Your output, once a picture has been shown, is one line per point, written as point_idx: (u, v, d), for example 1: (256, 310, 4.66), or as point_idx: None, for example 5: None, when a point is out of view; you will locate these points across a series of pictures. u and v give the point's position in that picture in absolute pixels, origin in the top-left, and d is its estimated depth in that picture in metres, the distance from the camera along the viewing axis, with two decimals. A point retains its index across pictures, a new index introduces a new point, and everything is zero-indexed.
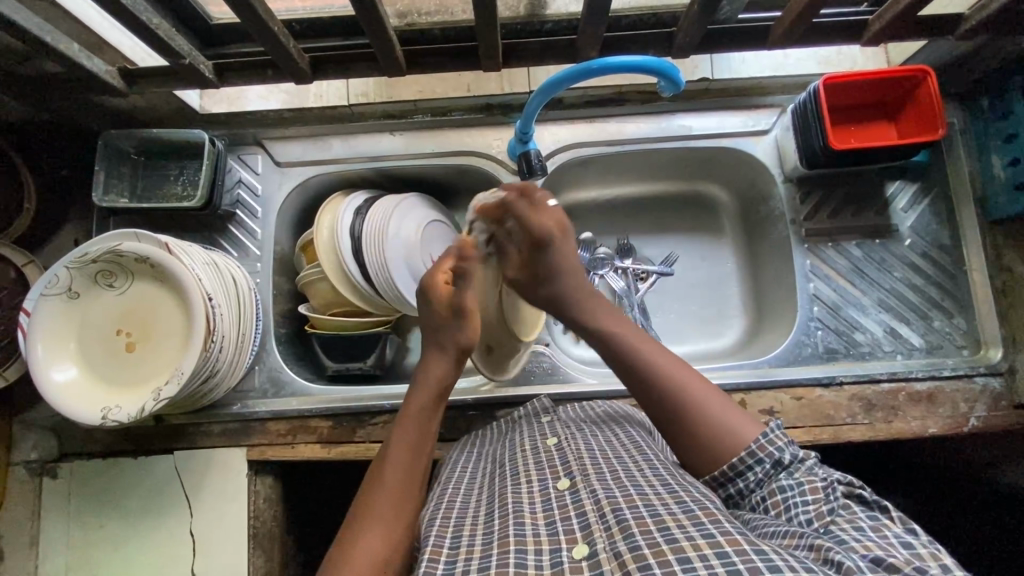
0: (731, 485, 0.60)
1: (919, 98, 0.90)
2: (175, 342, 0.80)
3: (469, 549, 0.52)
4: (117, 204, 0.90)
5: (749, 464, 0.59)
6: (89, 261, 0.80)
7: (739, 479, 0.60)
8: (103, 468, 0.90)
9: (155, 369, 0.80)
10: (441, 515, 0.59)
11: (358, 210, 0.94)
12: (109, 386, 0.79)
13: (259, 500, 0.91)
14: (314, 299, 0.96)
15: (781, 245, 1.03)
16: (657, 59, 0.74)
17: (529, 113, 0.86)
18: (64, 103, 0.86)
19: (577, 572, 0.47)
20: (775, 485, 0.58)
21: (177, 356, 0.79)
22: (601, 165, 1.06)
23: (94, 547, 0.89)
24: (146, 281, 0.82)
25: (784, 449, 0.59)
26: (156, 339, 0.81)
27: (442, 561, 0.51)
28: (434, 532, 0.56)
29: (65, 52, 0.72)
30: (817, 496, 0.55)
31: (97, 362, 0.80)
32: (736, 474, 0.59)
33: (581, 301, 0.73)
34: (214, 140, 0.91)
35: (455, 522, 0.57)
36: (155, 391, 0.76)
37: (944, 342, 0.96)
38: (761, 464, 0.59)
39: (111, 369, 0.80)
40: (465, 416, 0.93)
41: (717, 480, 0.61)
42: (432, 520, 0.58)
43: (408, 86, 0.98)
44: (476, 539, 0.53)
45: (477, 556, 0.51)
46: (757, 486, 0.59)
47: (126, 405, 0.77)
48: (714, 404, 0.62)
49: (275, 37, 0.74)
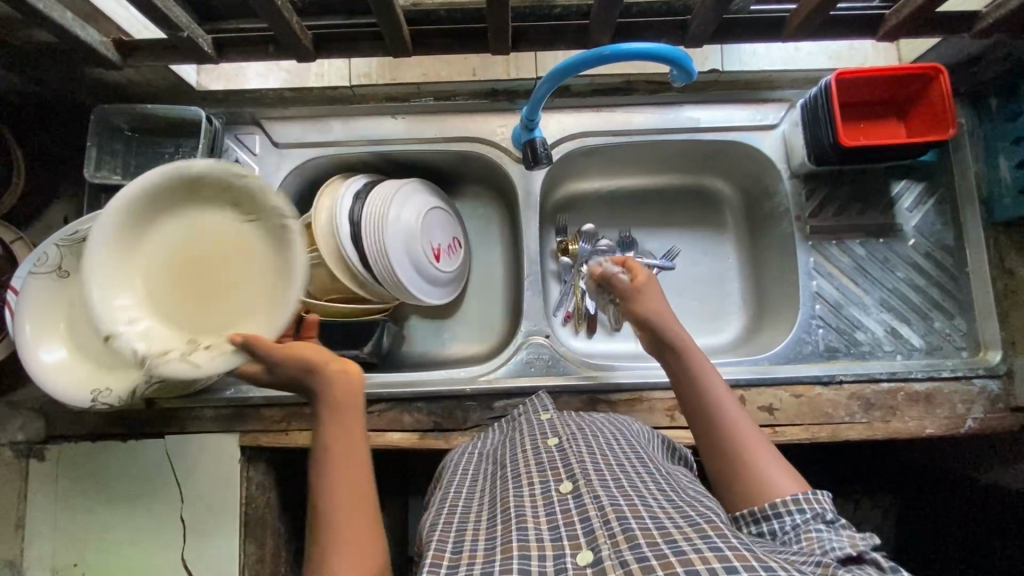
0: (765, 524, 0.59)
1: (931, 96, 0.89)
2: None
3: (470, 555, 0.51)
4: (110, 181, 0.89)
5: (789, 509, 0.58)
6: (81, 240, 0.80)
7: (775, 520, 0.58)
8: (93, 451, 0.89)
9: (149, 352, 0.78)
10: (442, 520, 0.58)
11: (358, 194, 0.93)
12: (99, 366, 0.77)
13: (252, 486, 0.89)
14: (313, 285, 0.94)
15: (784, 241, 1.02)
16: (670, 46, 0.72)
17: (537, 98, 0.83)
18: (57, 75, 0.84)
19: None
20: (811, 529, 0.56)
21: None
22: (606, 155, 1.04)
23: (82, 531, 0.87)
24: None
25: (829, 507, 0.57)
26: None
27: (443, 566, 0.50)
28: (435, 538, 0.54)
29: (58, 21, 0.69)
30: (855, 540, 0.53)
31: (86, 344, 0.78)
32: (771, 514, 0.59)
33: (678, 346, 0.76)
34: (212, 118, 0.90)
35: (456, 528, 0.56)
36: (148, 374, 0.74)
37: (944, 344, 0.96)
38: (802, 513, 0.58)
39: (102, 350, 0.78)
40: (463, 406, 0.91)
41: (753, 515, 0.60)
42: (433, 527, 0.57)
43: (414, 68, 0.98)
44: (478, 544, 0.52)
45: (479, 561, 0.50)
46: (790, 533, 0.57)
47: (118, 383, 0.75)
48: (770, 461, 0.64)
49: (279, 12, 0.72)
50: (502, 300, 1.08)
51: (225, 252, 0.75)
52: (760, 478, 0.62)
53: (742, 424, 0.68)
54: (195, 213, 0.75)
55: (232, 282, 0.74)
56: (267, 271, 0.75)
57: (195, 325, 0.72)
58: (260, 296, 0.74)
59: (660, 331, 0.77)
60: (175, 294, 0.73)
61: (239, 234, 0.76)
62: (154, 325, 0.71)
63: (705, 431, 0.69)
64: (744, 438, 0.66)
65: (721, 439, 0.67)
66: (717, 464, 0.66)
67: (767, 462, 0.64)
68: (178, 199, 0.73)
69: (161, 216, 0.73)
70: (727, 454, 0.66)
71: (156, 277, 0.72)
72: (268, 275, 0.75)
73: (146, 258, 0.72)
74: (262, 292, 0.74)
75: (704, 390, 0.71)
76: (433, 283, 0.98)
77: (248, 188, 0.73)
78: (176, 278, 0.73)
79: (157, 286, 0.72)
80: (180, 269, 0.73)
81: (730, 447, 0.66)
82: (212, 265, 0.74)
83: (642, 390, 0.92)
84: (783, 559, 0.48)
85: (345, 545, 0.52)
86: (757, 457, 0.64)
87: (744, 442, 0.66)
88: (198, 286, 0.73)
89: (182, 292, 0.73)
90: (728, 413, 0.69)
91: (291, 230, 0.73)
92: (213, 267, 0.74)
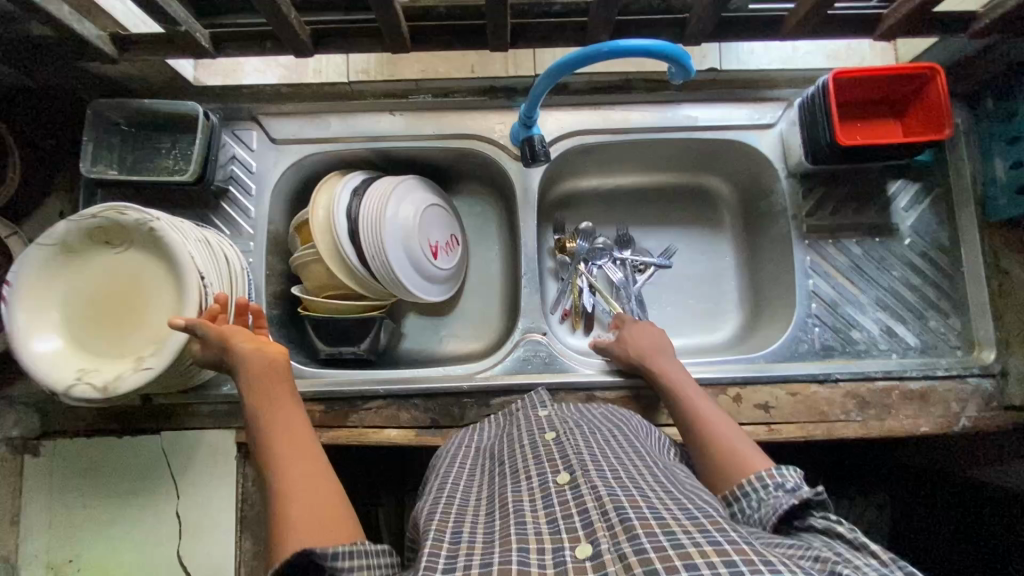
0: (736, 504, 0.64)
1: (928, 96, 0.89)
2: (148, 321, 0.77)
3: (470, 547, 0.51)
4: (105, 176, 0.88)
5: (753, 486, 0.63)
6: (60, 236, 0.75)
7: (744, 499, 0.63)
8: (88, 447, 0.88)
9: (130, 347, 0.76)
10: (440, 509, 0.58)
11: (355, 190, 0.92)
12: (87, 358, 0.75)
13: (248, 483, 0.88)
14: (309, 282, 0.94)
15: (781, 239, 1.02)
16: (668, 44, 0.72)
17: (535, 95, 0.83)
18: (53, 69, 0.83)
19: (581, 573, 0.46)
20: (772, 499, 0.60)
21: (153, 333, 0.76)
22: (604, 153, 1.04)
23: (77, 528, 0.87)
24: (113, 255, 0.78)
25: (790, 479, 0.62)
26: (121, 316, 0.77)
27: (442, 556, 0.50)
28: (433, 526, 0.54)
29: (55, 15, 0.69)
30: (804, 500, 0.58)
31: (78, 337, 0.76)
32: (739, 494, 0.64)
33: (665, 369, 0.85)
34: (208, 114, 0.88)
35: (455, 519, 0.56)
36: (136, 363, 0.73)
37: (938, 343, 0.96)
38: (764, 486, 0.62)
39: (89, 343, 0.76)
40: (460, 404, 0.91)
41: (727, 498, 0.65)
42: (431, 515, 0.57)
43: (410, 65, 1.01)
44: (477, 537, 0.52)
45: (478, 553, 0.50)
46: (755, 507, 0.61)
47: (104, 371, 0.74)
48: (750, 452, 0.69)
49: (277, 7, 0.71)
50: (499, 297, 1.08)
51: (132, 273, 0.78)
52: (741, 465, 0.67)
53: (724, 427, 0.74)
54: (92, 258, 0.77)
55: (145, 294, 0.78)
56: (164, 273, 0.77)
57: (134, 349, 0.76)
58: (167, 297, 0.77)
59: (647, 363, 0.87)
60: (107, 330, 0.77)
61: (134, 262, 0.78)
62: (89, 361, 0.74)
63: (695, 435, 0.75)
64: (724, 436, 0.72)
65: (705, 438, 0.73)
66: (706, 459, 0.71)
67: (747, 452, 0.69)
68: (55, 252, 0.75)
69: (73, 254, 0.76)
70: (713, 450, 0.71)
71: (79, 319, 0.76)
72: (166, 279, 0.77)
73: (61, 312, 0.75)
74: (166, 294, 0.77)
75: (690, 404, 0.79)
76: (432, 280, 0.98)
77: (125, 222, 0.76)
78: (103, 315, 0.77)
79: (73, 331, 0.75)
80: (101, 304, 0.77)
81: (715, 444, 0.71)
82: (128, 287, 0.78)
83: (639, 388, 0.92)
84: (782, 555, 0.49)
85: (303, 511, 0.58)
86: (739, 449, 0.69)
87: (725, 438, 0.72)
88: (121, 311, 0.78)
89: (111, 323, 0.77)
90: (709, 414, 0.76)
91: (161, 230, 0.75)
92: (131, 291, 0.78)
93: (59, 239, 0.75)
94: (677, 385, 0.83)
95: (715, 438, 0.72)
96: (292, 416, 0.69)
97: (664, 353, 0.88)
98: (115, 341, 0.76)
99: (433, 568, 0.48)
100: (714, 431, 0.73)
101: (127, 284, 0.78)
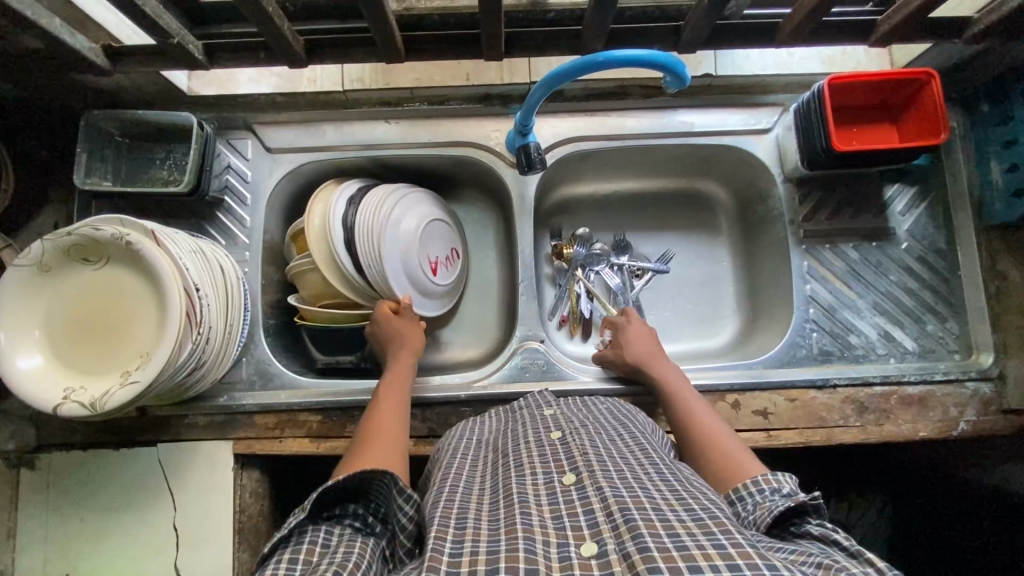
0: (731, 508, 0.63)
1: (921, 100, 0.89)
2: (133, 330, 0.75)
3: (475, 532, 0.51)
4: (100, 187, 0.87)
5: (750, 490, 0.62)
6: (37, 258, 0.74)
7: (740, 502, 0.62)
8: (85, 459, 0.88)
9: (115, 359, 0.74)
10: (445, 498, 0.57)
11: (351, 199, 0.92)
12: (74, 375, 0.74)
13: (246, 494, 0.89)
14: (304, 290, 0.94)
15: (778, 245, 1.02)
16: (662, 52, 0.72)
17: (530, 105, 0.83)
18: (48, 81, 0.83)
19: (586, 570, 0.46)
20: (766, 501, 0.60)
21: (139, 342, 0.74)
22: (601, 159, 1.04)
23: (71, 541, 0.86)
24: (91, 268, 0.76)
25: (788, 484, 0.61)
26: (105, 329, 0.76)
27: (449, 540, 0.50)
28: (438, 513, 0.54)
29: (46, 27, 0.69)
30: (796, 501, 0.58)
31: (63, 355, 0.74)
32: (738, 496, 0.63)
33: (658, 362, 0.87)
34: (203, 124, 0.89)
35: (459, 507, 0.56)
36: (124, 376, 0.72)
37: (936, 346, 0.96)
38: (761, 491, 0.62)
39: (75, 360, 0.74)
40: (457, 413, 0.91)
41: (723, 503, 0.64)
42: (435, 504, 0.56)
43: (406, 73, 0.98)
44: (482, 524, 0.52)
45: (484, 540, 0.50)
46: (750, 509, 0.60)
47: (92, 387, 0.72)
48: (743, 458, 0.68)
49: (270, 17, 0.71)
50: (496, 305, 1.08)
51: (112, 282, 0.76)
52: (731, 472, 0.67)
53: (725, 437, 0.73)
54: (73, 276, 0.76)
55: (126, 303, 0.76)
56: (143, 279, 0.76)
57: (119, 358, 0.74)
58: (148, 302, 0.75)
59: (641, 356, 0.88)
60: (91, 344, 0.75)
61: (115, 276, 0.76)
62: (79, 377, 0.73)
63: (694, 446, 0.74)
64: (727, 445, 0.71)
65: (708, 444, 0.72)
66: (708, 466, 0.70)
67: (743, 459, 0.68)
68: (35, 276, 0.75)
69: (52, 273, 0.75)
70: (714, 467, 0.69)
71: (63, 337, 0.75)
72: (146, 282, 0.75)
73: (47, 332, 0.75)
74: (146, 298, 0.75)
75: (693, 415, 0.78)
76: (426, 291, 0.97)
77: (100, 237, 0.74)
78: (88, 328, 0.76)
79: (60, 350, 0.75)
80: (86, 318, 0.76)
81: (717, 460, 0.70)
82: (109, 297, 0.76)
83: (637, 393, 0.92)
84: (784, 561, 0.48)
85: (379, 440, 0.71)
86: (738, 456, 0.69)
87: (725, 447, 0.71)
88: (105, 323, 0.76)
89: (97, 335, 0.76)
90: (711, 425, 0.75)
91: (136, 238, 0.73)
92: (113, 301, 0.76)
93: (36, 261, 0.74)
94: (682, 391, 0.82)
95: (714, 441, 0.72)
96: (395, 416, 0.77)
97: (662, 357, 0.88)
98: (101, 354, 0.75)
99: (439, 553, 0.48)
100: (718, 442, 0.72)
101: (108, 294, 0.76)
